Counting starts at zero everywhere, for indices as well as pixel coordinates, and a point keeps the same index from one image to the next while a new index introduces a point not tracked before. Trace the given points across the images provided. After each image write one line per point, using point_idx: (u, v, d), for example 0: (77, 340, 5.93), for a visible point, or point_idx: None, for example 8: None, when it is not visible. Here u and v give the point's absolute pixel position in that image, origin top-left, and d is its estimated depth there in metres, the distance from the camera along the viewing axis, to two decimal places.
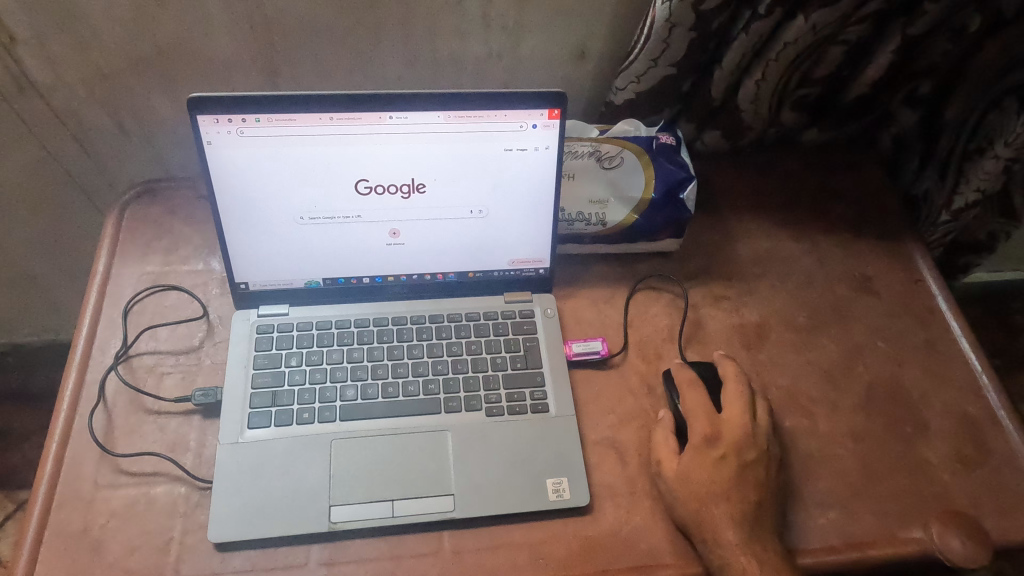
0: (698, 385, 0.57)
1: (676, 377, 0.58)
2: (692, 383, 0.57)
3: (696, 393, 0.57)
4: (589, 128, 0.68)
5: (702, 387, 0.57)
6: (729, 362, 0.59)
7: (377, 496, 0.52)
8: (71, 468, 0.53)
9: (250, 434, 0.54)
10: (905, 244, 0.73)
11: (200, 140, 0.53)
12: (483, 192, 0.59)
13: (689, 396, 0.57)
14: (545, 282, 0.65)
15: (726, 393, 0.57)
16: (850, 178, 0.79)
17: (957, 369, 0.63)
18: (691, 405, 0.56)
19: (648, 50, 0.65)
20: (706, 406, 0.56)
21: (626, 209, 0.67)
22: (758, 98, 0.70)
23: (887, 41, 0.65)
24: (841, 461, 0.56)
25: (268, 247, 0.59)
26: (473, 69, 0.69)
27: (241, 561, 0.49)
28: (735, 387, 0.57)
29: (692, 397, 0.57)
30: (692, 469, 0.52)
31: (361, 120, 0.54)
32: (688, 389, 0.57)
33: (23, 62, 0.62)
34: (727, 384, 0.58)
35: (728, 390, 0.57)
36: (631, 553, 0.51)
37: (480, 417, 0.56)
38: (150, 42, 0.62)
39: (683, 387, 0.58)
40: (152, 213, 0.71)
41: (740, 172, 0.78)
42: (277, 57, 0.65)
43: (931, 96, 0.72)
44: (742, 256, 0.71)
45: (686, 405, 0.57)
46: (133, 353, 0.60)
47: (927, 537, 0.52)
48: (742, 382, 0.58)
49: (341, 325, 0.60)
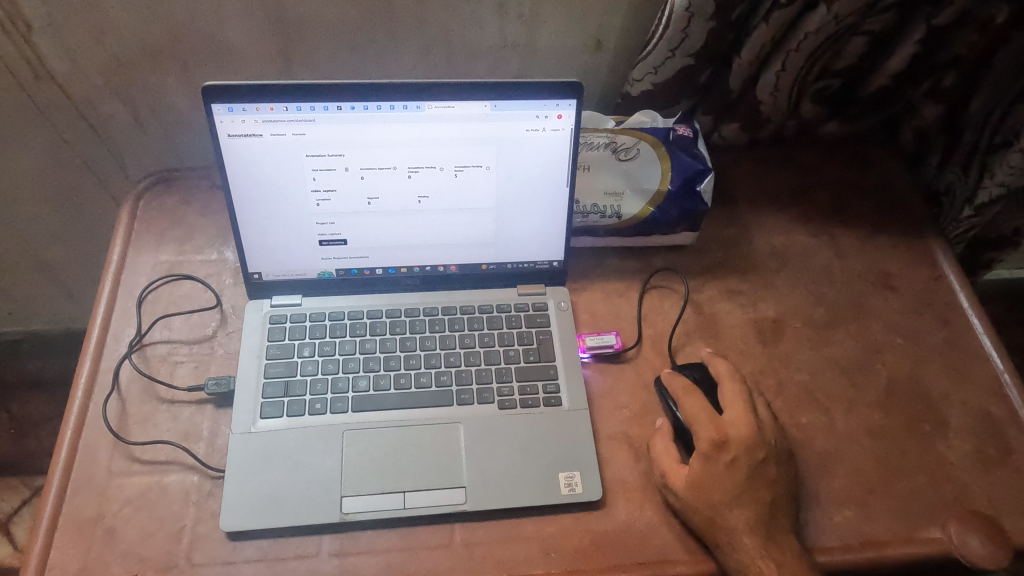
0: (695, 390, 0.56)
1: (672, 385, 0.57)
2: (689, 390, 0.56)
3: (695, 398, 0.55)
4: (604, 119, 0.67)
5: (699, 392, 0.56)
6: (720, 361, 0.58)
7: (389, 487, 0.51)
8: (86, 455, 0.53)
9: (262, 424, 0.54)
10: (926, 239, 0.71)
11: (215, 129, 0.53)
12: (497, 184, 0.59)
13: (688, 402, 0.55)
14: (558, 275, 0.64)
15: (724, 395, 0.56)
16: (870, 173, 0.77)
17: (978, 368, 0.61)
18: (692, 410, 0.55)
19: (667, 39, 0.64)
20: (707, 409, 0.55)
21: (643, 201, 0.66)
22: (777, 90, 0.69)
23: (911, 32, 0.64)
24: (858, 459, 0.55)
25: (281, 237, 0.59)
26: (487, 59, 0.68)
27: (252, 550, 0.49)
28: (732, 388, 0.56)
29: (691, 403, 0.55)
30: (704, 475, 0.51)
31: (376, 109, 0.54)
32: (686, 396, 0.55)
33: (40, 49, 0.62)
34: (724, 385, 0.56)
35: (726, 390, 0.56)
36: (643, 548, 0.50)
37: (491, 410, 0.56)
38: (166, 31, 0.62)
39: (681, 394, 0.56)
40: (167, 202, 0.72)
41: (757, 166, 0.77)
42: (292, 47, 0.64)
43: (955, 89, 0.70)
44: (758, 251, 0.70)
45: (687, 411, 0.55)
46: (147, 342, 0.61)
47: (946, 537, 0.51)
48: (738, 380, 0.57)
49: (354, 316, 0.60)
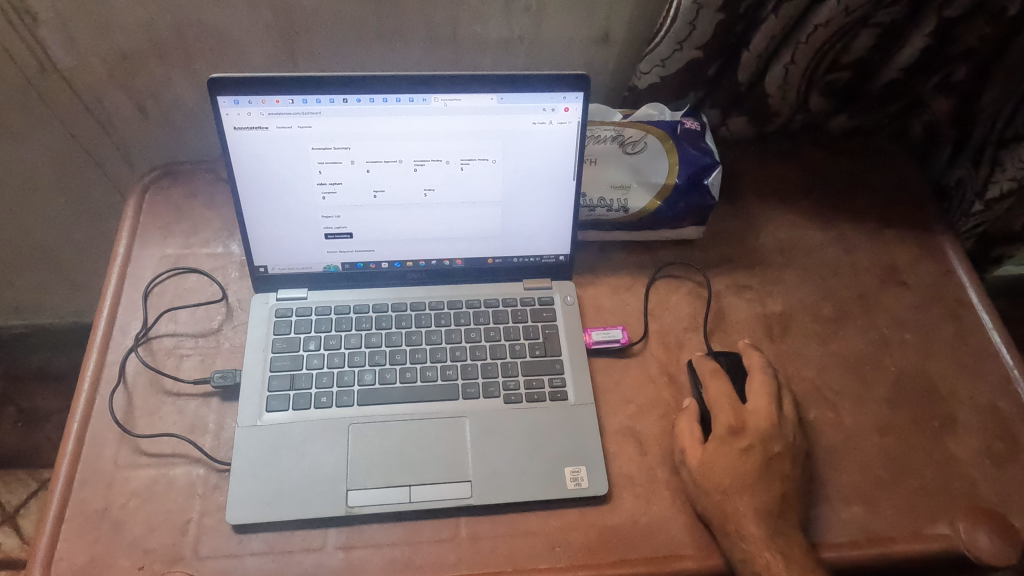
0: (723, 375, 0.57)
1: (701, 367, 0.58)
2: (716, 373, 0.57)
3: (720, 382, 0.56)
4: (610, 112, 0.66)
5: (726, 377, 0.57)
6: (755, 352, 0.58)
7: (396, 481, 0.51)
8: (92, 447, 0.53)
9: (268, 417, 0.54)
10: (935, 235, 0.71)
11: (221, 121, 0.52)
12: (504, 176, 0.58)
13: (713, 385, 0.56)
14: (565, 269, 0.64)
15: (753, 384, 0.56)
16: (879, 167, 0.77)
17: (987, 365, 0.61)
18: (715, 394, 0.56)
19: (675, 32, 0.64)
20: (730, 396, 0.55)
21: (649, 195, 0.66)
22: (786, 83, 0.68)
23: (922, 24, 0.63)
24: (866, 454, 0.55)
25: (287, 230, 0.59)
26: (494, 52, 0.68)
27: (259, 543, 0.49)
28: (762, 378, 0.56)
29: (715, 386, 0.56)
30: (714, 462, 0.51)
31: (381, 101, 0.53)
32: (713, 378, 0.56)
33: (46, 42, 0.63)
34: (754, 374, 0.56)
35: (755, 380, 0.56)
36: (650, 543, 0.50)
37: (497, 404, 0.56)
38: (171, 23, 0.61)
39: (707, 376, 0.57)
40: (173, 195, 0.71)
41: (765, 160, 0.77)
42: (297, 39, 0.64)
43: (967, 83, 0.69)
44: (765, 245, 0.70)
45: (710, 394, 0.56)
46: (153, 335, 0.61)
47: (954, 533, 0.51)
48: (769, 373, 0.56)
49: (360, 310, 0.60)
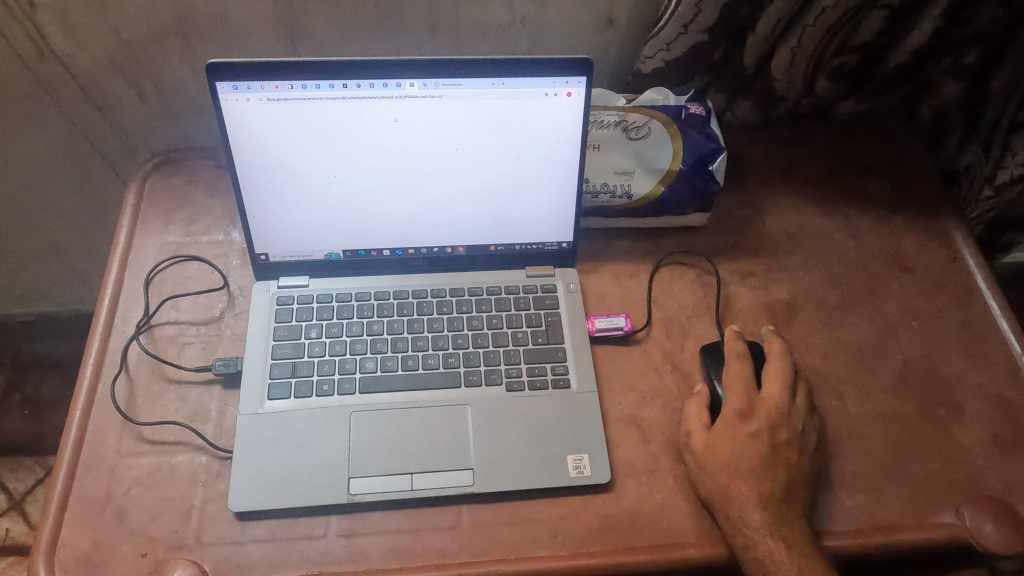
0: (746, 360, 0.55)
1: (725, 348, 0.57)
2: (740, 357, 0.55)
3: (741, 366, 0.55)
4: (615, 98, 0.66)
5: (748, 363, 0.55)
6: (774, 338, 0.57)
7: (397, 468, 0.51)
8: (95, 435, 0.53)
9: (271, 405, 0.54)
10: (943, 221, 0.70)
11: (220, 106, 0.52)
12: (506, 162, 0.58)
13: (733, 369, 0.55)
14: (567, 256, 0.63)
15: (767, 370, 0.55)
16: (886, 153, 0.75)
17: (995, 353, 0.60)
18: (732, 378, 0.55)
19: (680, 14, 0.63)
20: (747, 381, 0.54)
21: (654, 181, 0.65)
22: (793, 66, 0.67)
23: (932, 7, 0.62)
24: (871, 442, 0.55)
25: (288, 217, 0.58)
26: (496, 35, 0.67)
27: (261, 531, 0.49)
28: (776, 365, 0.55)
29: (736, 370, 0.55)
30: (717, 450, 0.51)
31: (381, 85, 0.53)
32: (735, 361, 0.55)
33: (44, 27, 0.62)
34: (772, 361, 0.56)
35: (772, 366, 0.55)
36: (653, 531, 0.50)
37: (499, 391, 0.56)
38: (168, 8, 0.61)
39: (730, 359, 0.56)
40: (174, 182, 0.71)
41: (771, 146, 0.76)
42: (297, 23, 0.63)
43: (976, 66, 0.68)
44: (770, 232, 0.69)
45: (728, 375, 0.55)
46: (155, 323, 0.60)
47: (960, 522, 0.50)
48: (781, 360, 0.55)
49: (361, 298, 0.60)
